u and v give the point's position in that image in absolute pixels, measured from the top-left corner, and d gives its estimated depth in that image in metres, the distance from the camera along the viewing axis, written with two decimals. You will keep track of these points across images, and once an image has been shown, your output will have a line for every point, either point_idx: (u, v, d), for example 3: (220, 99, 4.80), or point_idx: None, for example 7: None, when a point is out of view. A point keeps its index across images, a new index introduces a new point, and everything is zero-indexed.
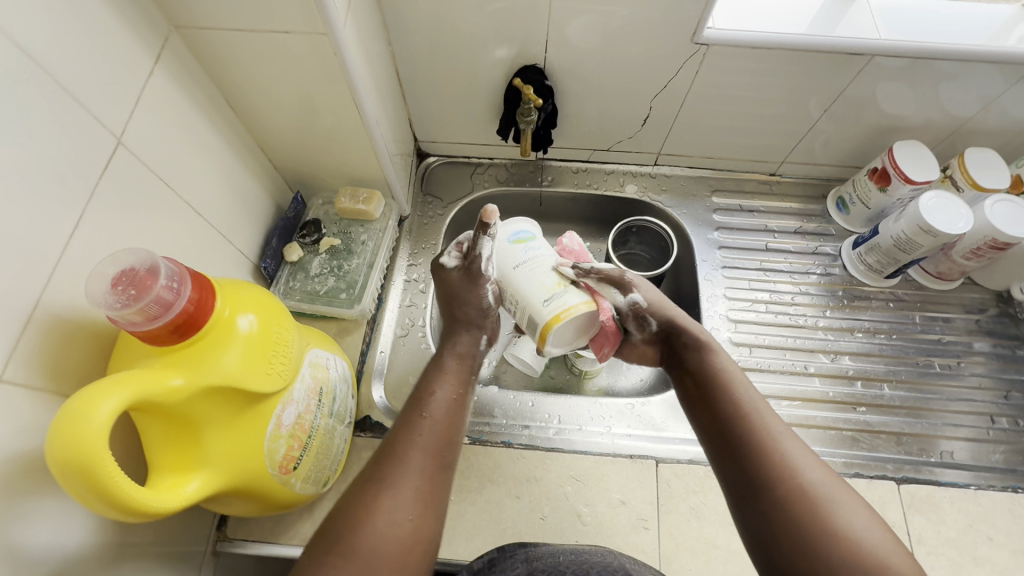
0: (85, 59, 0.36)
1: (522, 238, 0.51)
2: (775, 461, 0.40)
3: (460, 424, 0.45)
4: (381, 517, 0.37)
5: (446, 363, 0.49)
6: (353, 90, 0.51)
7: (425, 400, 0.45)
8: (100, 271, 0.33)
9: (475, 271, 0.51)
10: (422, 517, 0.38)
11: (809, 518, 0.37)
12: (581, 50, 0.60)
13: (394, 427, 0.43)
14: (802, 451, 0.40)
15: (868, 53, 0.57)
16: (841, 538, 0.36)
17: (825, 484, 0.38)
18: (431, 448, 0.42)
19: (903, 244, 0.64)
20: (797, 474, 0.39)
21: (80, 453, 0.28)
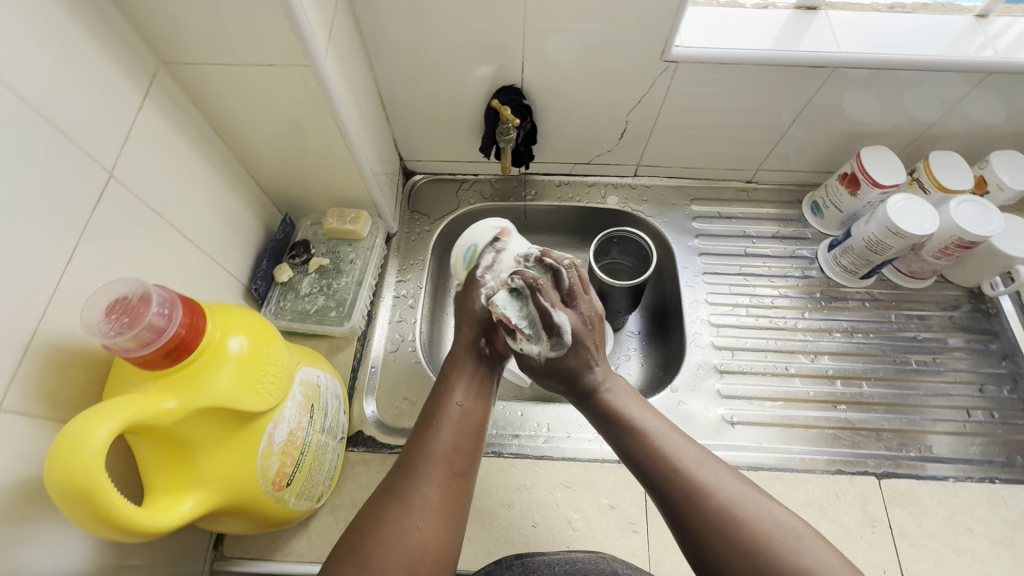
0: (77, 98, 0.38)
1: (469, 260, 0.58)
2: (690, 484, 0.40)
3: (473, 434, 0.46)
4: (392, 527, 0.38)
5: (461, 369, 0.50)
6: (337, 116, 0.53)
7: (434, 413, 0.46)
8: (93, 300, 0.34)
9: (473, 278, 0.55)
10: (434, 527, 0.39)
11: (733, 536, 0.37)
12: (557, 69, 0.63)
13: (407, 445, 0.44)
14: (705, 467, 0.41)
15: (831, 64, 0.60)
16: (769, 546, 0.36)
17: (743, 496, 0.39)
18: (441, 459, 0.43)
19: (874, 245, 0.66)
20: (711, 493, 0.39)
21: (79, 475, 0.29)
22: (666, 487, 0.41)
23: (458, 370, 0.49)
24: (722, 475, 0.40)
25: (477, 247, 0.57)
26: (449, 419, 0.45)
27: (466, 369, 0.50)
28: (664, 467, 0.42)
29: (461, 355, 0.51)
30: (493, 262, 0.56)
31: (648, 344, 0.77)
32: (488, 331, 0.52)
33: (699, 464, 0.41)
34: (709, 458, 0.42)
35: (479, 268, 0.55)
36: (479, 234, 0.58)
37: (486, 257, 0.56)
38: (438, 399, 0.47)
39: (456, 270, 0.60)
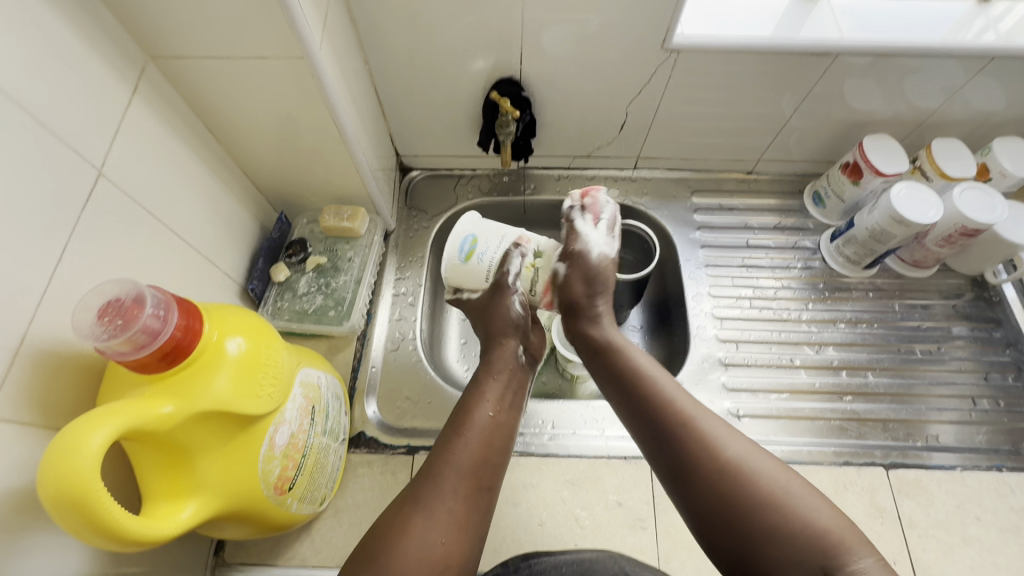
0: (63, 94, 0.36)
1: (467, 250, 0.53)
2: (699, 441, 0.41)
3: (501, 447, 0.45)
4: (414, 539, 0.37)
5: (495, 376, 0.50)
6: (333, 110, 0.51)
7: (463, 420, 0.45)
8: (85, 303, 0.33)
9: (504, 286, 0.53)
10: (456, 542, 0.38)
11: (738, 489, 0.38)
12: (555, 60, 0.62)
13: (433, 451, 0.43)
14: (712, 422, 0.42)
15: (833, 52, 0.59)
16: (774, 501, 0.37)
17: (750, 453, 0.40)
18: (468, 471, 0.42)
19: (878, 235, 0.66)
20: (720, 449, 0.40)
21: (73, 485, 0.28)
22: (670, 440, 0.42)
23: (489, 384, 0.49)
24: (727, 430, 0.41)
25: (475, 236, 0.53)
26: (480, 426, 0.45)
27: (502, 381, 0.49)
28: (674, 423, 0.42)
29: (499, 366, 0.51)
30: (517, 264, 0.53)
31: (650, 337, 0.77)
32: (523, 336, 0.54)
33: (707, 420, 0.42)
34: (715, 414, 0.43)
35: (508, 276, 0.53)
36: (478, 226, 0.54)
37: (512, 262, 0.53)
38: (469, 407, 0.46)
39: (450, 267, 0.54)
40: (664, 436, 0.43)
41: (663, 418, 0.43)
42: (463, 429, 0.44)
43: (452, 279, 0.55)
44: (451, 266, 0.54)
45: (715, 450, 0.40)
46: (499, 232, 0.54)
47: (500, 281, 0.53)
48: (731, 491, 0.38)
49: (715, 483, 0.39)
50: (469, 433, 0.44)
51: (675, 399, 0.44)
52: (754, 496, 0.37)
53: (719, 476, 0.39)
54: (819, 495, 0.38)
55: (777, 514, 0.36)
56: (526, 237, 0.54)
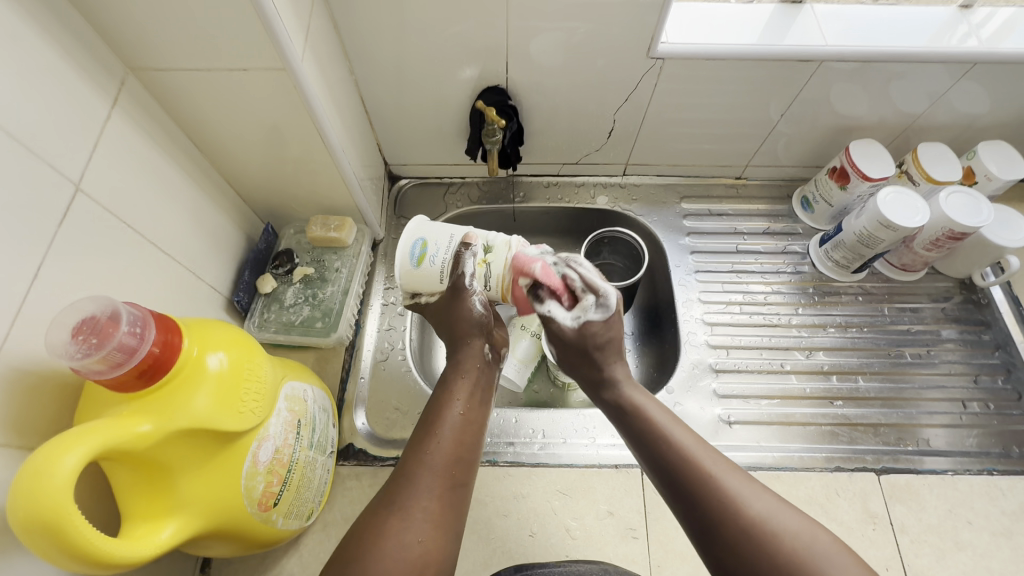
0: (39, 110, 0.36)
1: (418, 254, 0.50)
2: (721, 495, 0.39)
3: (472, 441, 0.45)
4: (392, 541, 0.37)
5: (464, 376, 0.49)
6: (316, 121, 0.51)
7: (433, 421, 0.45)
8: (59, 321, 0.32)
9: (460, 288, 0.50)
10: (434, 538, 0.38)
11: (763, 550, 0.36)
12: (542, 67, 0.62)
13: (405, 454, 0.43)
14: (735, 476, 0.40)
15: (818, 58, 0.59)
16: (799, 560, 0.35)
17: (772, 508, 0.38)
18: (441, 468, 0.42)
19: (866, 239, 0.66)
20: (741, 505, 0.38)
21: (45, 508, 0.28)
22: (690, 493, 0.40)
23: (460, 380, 0.49)
24: (749, 485, 0.39)
25: (424, 239, 0.50)
26: (452, 424, 0.45)
27: (470, 378, 0.49)
28: (692, 477, 0.40)
29: (467, 364, 0.50)
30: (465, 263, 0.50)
31: (642, 344, 0.76)
32: (488, 334, 0.52)
33: (727, 475, 0.40)
34: (736, 468, 0.41)
35: (462, 278, 0.50)
36: (427, 228, 0.51)
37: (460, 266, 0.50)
38: (439, 407, 0.46)
39: (404, 273, 0.51)
40: (685, 492, 0.40)
41: (683, 473, 0.41)
42: (434, 429, 0.44)
43: (408, 285, 0.52)
44: (404, 272, 0.51)
45: (740, 508, 0.38)
46: (449, 230, 0.51)
47: (456, 282, 0.50)
48: (755, 550, 0.36)
49: (739, 541, 0.37)
50: (441, 432, 0.44)
51: (695, 453, 0.42)
52: (778, 558, 0.35)
53: (743, 531, 0.37)
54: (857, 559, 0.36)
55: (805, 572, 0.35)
56: (474, 236, 0.50)
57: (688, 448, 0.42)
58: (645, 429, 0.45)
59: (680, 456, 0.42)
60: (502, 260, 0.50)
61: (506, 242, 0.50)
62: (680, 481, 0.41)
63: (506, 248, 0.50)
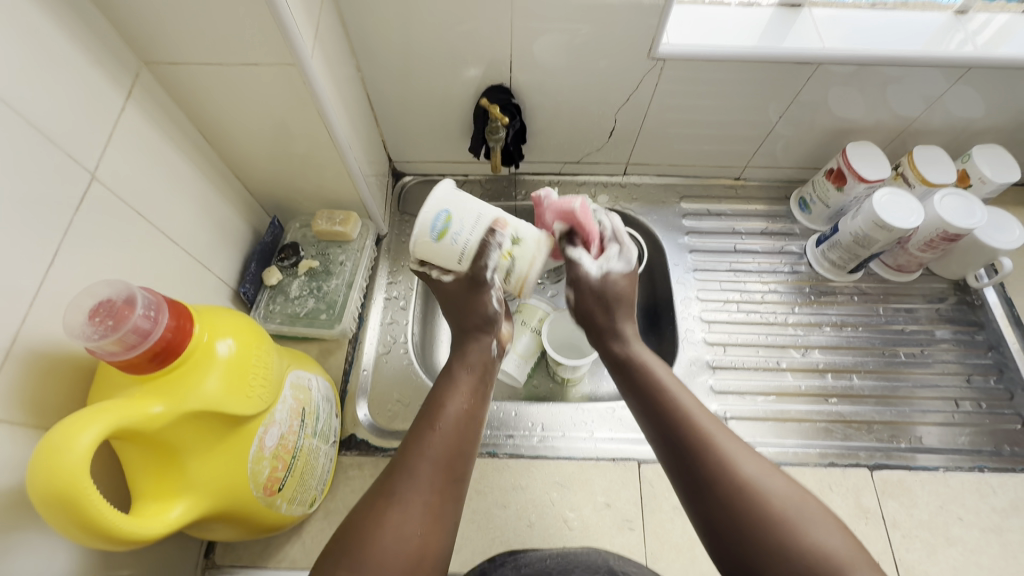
0: (57, 100, 0.37)
1: (440, 228, 0.48)
2: (717, 456, 0.40)
3: (473, 437, 0.46)
4: (389, 530, 0.38)
5: (466, 373, 0.50)
6: (324, 116, 0.52)
7: (434, 415, 0.45)
8: (76, 304, 0.33)
9: (480, 280, 0.50)
10: (431, 530, 0.39)
11: (750, 510, 0.37)
12: (544, 67, 0.63)
13: (403, 446, 0.44)
14: (732, 440, 0.41)
15: (816, 61, 0.60)
16: (784, 522, 0.36)
17: (765, 474, 0.39)
18: (440, 460, 0.42)
19: (862, 240, 0.67)
20: (733, 465, 0.39)
21: (63, 482, 0.29)
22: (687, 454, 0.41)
23: (461, 377, 0.49)
24: (743, 450, 0.41)
25: (449, 214, 0.48)
26: (452, 420, 0.45)
27: (472, 374, 0.50)
28: (688, 437, 0.42)
29: (473, 359, 0.51)
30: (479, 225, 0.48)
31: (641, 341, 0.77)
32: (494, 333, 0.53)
33: (723, 438, 0.41)
34: (732, 433, 0.42)
35: (485, 272, 0.50)
36: (454, 202, 0.49)
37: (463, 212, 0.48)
38: (439, 401, 0.47)
39: (421, 243, 0.49)
40: (681, 450, 0.42)
41: (681, 432, 0.42)
42: (434, 422, 0.45)
43: (421, 254, 0.50)
44: (419, 242, 0.49)
45: (734, 470, 0.39)
46: (477, 211, 0.49)
47: (477, 273, 0.50)
48: (741, 509, 0.37)
49: (726, 499, 0.38)
50: (441, 426, 0.45)
51: (695, 415, 0.43)
52: (762, 519, 0.37)
53: (734, 493, 0.38)
54: (840, 526, 0.37)
55: (787, 533, 0.36)
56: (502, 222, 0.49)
57: (688, 409, 0.43)
58: (648, 390, 0.46)
59: (681, 416, 0.43)
60: (525, 256, 0.50)
61: (535, 237, 0.50)
62: (678, 439, 0.42)
63: (535, 244, 0.50)
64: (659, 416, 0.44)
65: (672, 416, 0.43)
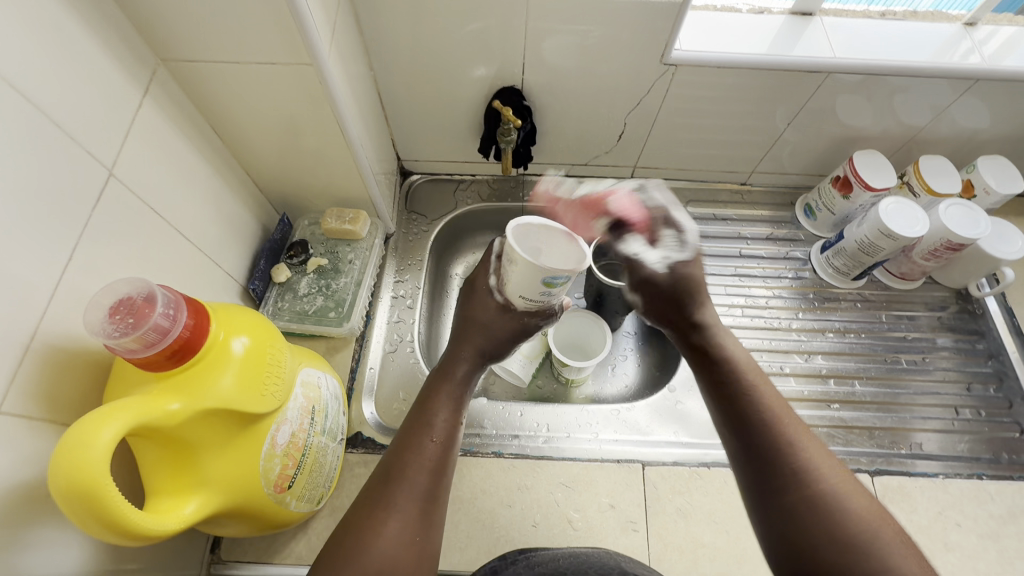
0: (76, 94, 0.37)
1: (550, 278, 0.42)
2: (795, 466, 0.39)
3: (454, 449, 0.45)
4: (384, 538, 0.38)
5: (450, 384, 0.48)
6: (337, 115, 0.52)
7: (422, 420, 0.45)
8: (96, 301, 0.34)
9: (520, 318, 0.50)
10: (415, 540, 0.39)
11: (833, 525, 0.36)
12: (556, 69, 0.63)
13: (392, 449, 0.43)
14: (818, 451, 0.40)
15: (826, 69, 0.61)
16: (864, 542, 0.35)
17: (846, 490, 0.37)
18: (430, 468, 0.42)
19: (867, 248, 0.67)
20: (818, 477, 0.38)
21: (84, 478, 0.29)
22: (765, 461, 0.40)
23: (442, 392, 0.47)
24: (829, 465, 0.39)
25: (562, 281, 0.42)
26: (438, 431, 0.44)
27: (448, 390, 0.47)
28: (772, 441, 0.40)
29: (452, 371, 0.48)
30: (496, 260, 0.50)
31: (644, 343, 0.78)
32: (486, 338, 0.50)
33: (809, 448, 0.39)
34: (819, 444, 0.40)
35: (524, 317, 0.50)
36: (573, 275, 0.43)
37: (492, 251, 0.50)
38: (424, 411, 0.45)
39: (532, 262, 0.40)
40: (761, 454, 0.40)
41: (765, 435, 0.40)
42: (422, 430, 0.44)
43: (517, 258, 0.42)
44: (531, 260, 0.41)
45: (812, 483, 0.38)
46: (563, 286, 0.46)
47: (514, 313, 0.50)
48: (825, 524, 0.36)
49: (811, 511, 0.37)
50: (430, 434, 0.44)
51: (783, 420, 0.41)
52: (845, 540, 0.35)
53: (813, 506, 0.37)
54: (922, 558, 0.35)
55: (870, 556, 0.35)
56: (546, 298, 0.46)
57: (773, 412, 0.41)
58: (732, 384, 0.44)
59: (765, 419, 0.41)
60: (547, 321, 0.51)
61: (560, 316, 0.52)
62: (760, 440, 0.40)
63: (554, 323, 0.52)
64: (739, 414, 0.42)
65: (755, 417, 0.41)
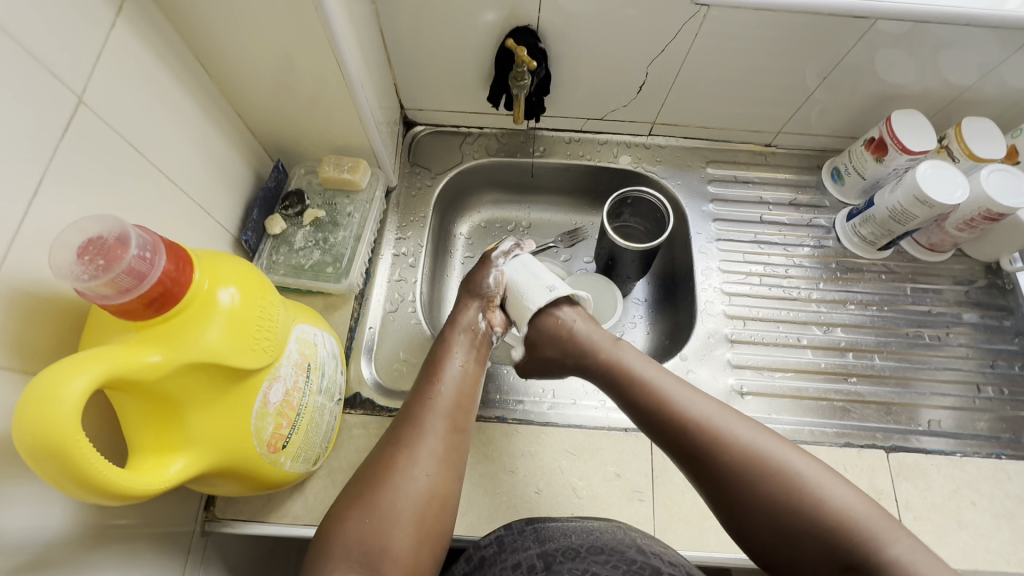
0: (35, 5, 0.32)
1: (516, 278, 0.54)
2: (727, 449, 0.42)
3: (472, 391, 0.48)
4: (404, 476, 0.41)
5: (459, 333, 0.52)
6: (335, 50, 0.48)
7: (436, 371, 0.48)
8: (62, 240, 0.30)
9: (487, 259, 0.57)
10: (440, 475, 0.42)
11: (769, 494, 0.40)
12: (575, 10, 0.57)
13: (410, 401, 0.47)
14: (735, 422, 0.44)
15: (873, 16, 0.55)
16: (805, 497, 0.39)
17: (774, 447, 0.42)
18: (444, 413, 0.45)
19: (899, 215, 0.63)
20: (745, 450, 0.42)
21: (52, 433, 0.26)
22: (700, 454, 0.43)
23: (459, 339, 0.51)
24: (755, 433, 0.43)
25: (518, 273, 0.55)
26: (453, 375, 0.48)
27: (469, 337, 0.52)
28: (694, 436, 0.44)
29: (462, 323, 0.53)
30: (510, 252, 0.57)
31: (654, 310, 0.75)
32: (484, 307, 0.54)
33: (726, 422, 0.44)
34: (733, 416, 0.44)
35: (493, 254, 0.57)
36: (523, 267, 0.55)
37: (504, 244, 0.58)
38: (440, 359, 0.49)
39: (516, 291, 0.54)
40: (690, 453, 0.44)
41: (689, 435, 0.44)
42: (437, 379, 0.48)
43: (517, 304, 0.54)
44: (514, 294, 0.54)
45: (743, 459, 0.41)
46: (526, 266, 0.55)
47: (485, 257, 0.57)
48: (767, 497, 0.40)
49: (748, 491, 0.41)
50: (441, 380, 0.47)
51: (696, 410, 0.45)
52: (798, 507, 0.39)
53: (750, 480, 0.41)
54: (845, 482, 0.40)
55: (809, 510, 0.39)
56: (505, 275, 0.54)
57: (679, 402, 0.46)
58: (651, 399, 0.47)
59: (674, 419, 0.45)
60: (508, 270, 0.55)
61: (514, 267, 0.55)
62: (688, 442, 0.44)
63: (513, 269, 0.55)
64: (656, 420, 0.46)
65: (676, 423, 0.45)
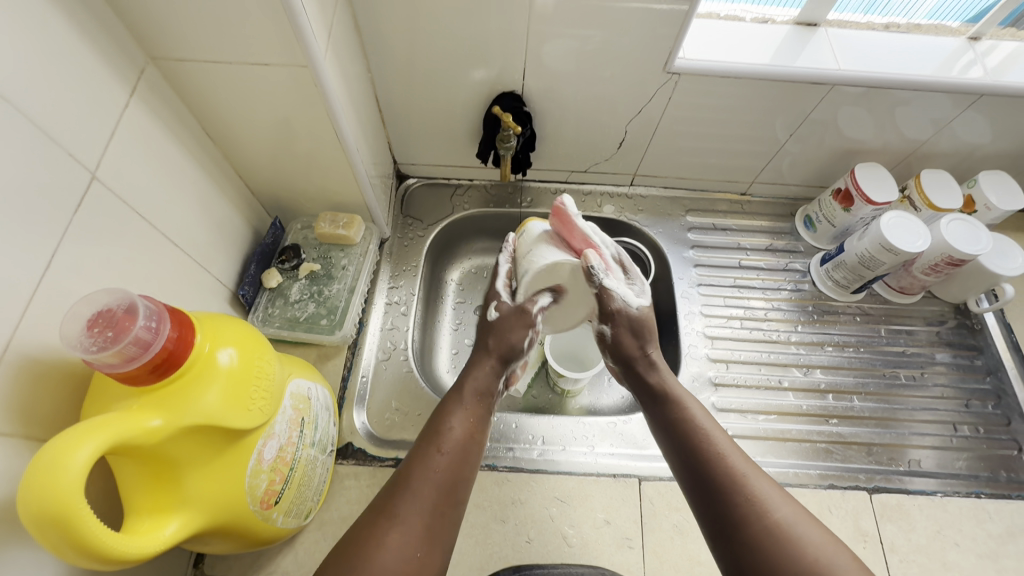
0: (57, 89, 0.35)
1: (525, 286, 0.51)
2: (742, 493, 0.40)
3: (474, 457, 0.45)
4: (389, 552, 0.36)
5: (466, 398, 0.48)
6: (333, 117, 0.51)
7: (437, 434, 0.44)
8: (75, 312, 0.32)
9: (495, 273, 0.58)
10: (430, 556, 0.38)
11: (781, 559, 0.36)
12: (557, 74, 0.62)
13: (405, 462, 0.42)
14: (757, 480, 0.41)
15: (830, 80, 0.60)
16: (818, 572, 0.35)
17: (794, 516, 0.38)
18: (441, 484, 0.41)
19: (867, 261, 0.67)
20: (764, 514, 0.39)
21: (55, 503, 0.27)
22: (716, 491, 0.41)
23: (465, 399, 0.48)
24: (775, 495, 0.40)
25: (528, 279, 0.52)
26: (452, 439, 0.44)
27: (478, 401, 0.48)
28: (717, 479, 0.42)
29: (474, 385, 0.49)
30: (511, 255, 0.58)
31: None
32: (503, 366, 0.52)
33: (757, 482, 0.41)
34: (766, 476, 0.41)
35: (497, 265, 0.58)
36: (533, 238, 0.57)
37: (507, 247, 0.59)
38: (440, 420, 0.46)
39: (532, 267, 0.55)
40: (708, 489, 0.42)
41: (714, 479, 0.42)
42: (436, 442, 0.44)
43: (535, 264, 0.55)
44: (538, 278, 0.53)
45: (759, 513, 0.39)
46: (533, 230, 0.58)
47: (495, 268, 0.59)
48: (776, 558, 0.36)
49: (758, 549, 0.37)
50: (441, 446, 0.43)
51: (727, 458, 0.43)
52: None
53: (760, 535, 0.38)
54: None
55: None
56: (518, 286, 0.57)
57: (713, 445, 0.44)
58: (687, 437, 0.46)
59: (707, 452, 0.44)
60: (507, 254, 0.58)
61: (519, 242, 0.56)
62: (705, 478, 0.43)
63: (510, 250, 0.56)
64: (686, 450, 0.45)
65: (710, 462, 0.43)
